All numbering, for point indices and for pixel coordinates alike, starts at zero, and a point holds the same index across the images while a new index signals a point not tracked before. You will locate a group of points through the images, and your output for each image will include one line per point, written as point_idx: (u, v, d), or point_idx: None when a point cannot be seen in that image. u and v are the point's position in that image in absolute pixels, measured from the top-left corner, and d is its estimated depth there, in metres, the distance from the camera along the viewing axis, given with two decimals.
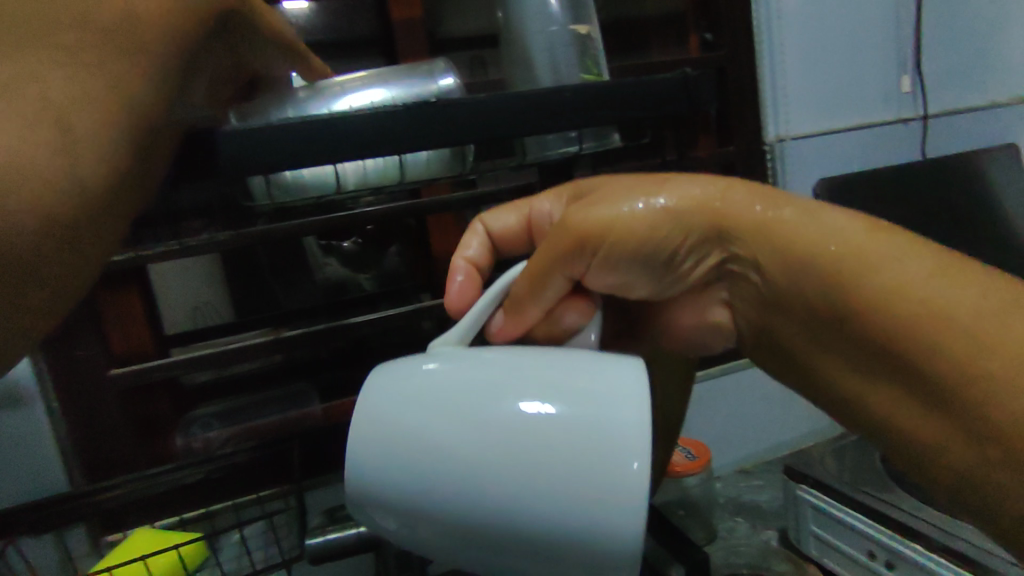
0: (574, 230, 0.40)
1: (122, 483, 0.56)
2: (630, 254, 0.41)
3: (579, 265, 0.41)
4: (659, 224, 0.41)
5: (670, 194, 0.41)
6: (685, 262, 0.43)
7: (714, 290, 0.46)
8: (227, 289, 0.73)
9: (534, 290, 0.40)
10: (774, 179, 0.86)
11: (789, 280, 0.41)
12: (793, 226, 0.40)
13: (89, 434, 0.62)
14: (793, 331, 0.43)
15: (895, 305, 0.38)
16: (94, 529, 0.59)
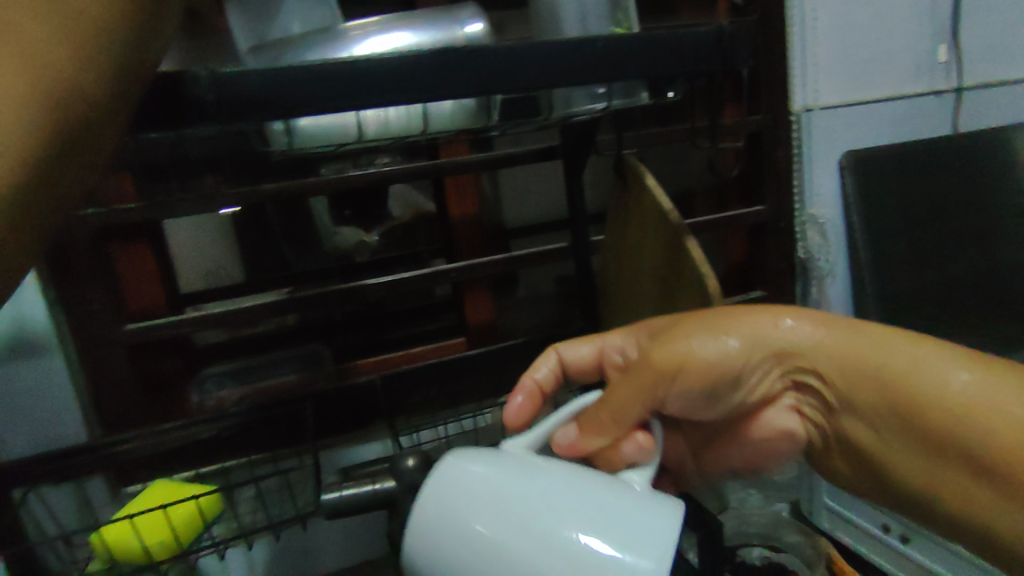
0: (654, 365, 0.38)
1: (135, 437, 0.57)
2: (702, 382, 0.40)
3: (659, 397, 0.38)
4: (732, 355, 0.40)
5: (739, 322, 0.40)
6: (755, 382, 0.43)
7: (780, 402, 0.45)
8: (238, 253, 0.71)
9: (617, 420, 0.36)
10: (800, 150, 0.84)
11: (845, 387, 0.40)
12: (842, 340, 0.40)
13: (103, 388, 0.61)
14: (862, 438, 0.41)
15: (936, 410, 0.36)
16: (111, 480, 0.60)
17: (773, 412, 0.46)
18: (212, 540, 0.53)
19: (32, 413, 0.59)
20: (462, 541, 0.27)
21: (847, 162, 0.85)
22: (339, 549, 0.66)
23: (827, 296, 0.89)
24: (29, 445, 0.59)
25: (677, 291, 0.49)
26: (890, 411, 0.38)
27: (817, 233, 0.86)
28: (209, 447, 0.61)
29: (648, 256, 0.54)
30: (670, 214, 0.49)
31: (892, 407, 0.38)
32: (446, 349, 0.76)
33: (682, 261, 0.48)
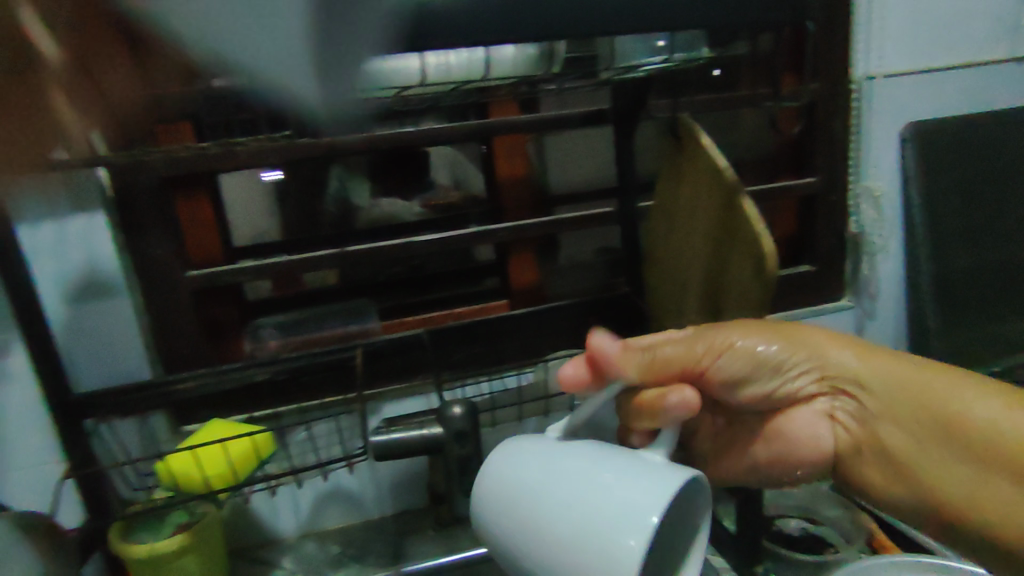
0: (707, 339, 0.41)
1: (196, 376, 0.61)
2: (745, 367, 0.43)
3: (698, 369, 0.41)
4: (777, 352, 0.43)
5: (789, 330, 0.44)
6: (790, 377, 0.44)
7: (813, 405, 0.46)
8: (285, 214, 0.72)
9: (652, 364, 0.39)
10: (858, 121, 0.80)
11: (887, 399, 0.43)
12: (886, 363, 0.44)
13: (165, 331, 0.64)
14: (894, 450, 0.43)
15: (968, 424, 0.40)
16: (172, 418, 0.63)
17: (804, 409, 0.46)
18: (266, 474, 0.56)
19: (100, 350, 0.62)
20: (515, 483, 0.36)
21: (910, 134, 0.81)
22: (381, 497, 0.68)
23: (878, 274, 0.86)
24: (100, 380, 0.63)
25: (729, 253, 0.49)
26: (927, 425, 0.42)
27: (871, 207, 0.83)
28: (262, 388, 0.65)
29: (699, 216, 0.53)
30: (725, 171, 0.48)
31: (930, 420, 0.41)
32: (491, 309, 0.77)
33: (736, 220, 0.48)
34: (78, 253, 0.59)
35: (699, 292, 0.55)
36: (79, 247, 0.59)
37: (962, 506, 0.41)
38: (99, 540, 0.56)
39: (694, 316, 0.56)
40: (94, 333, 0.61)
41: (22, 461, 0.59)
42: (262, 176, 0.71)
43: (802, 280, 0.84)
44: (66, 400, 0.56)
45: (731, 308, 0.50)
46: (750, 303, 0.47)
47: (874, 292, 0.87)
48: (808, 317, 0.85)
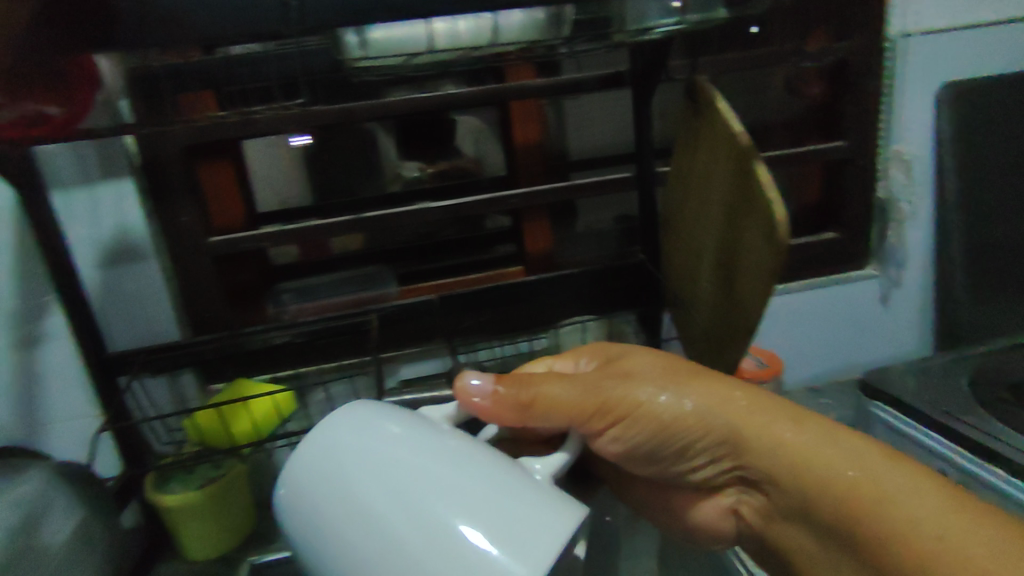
0: (603, 393, 0.39)
1: (216, 338, 0.62)
2: (648, 439, 0.40)
3: (589, 428, 0.39)
4: (682, 417, 0.38)
5: (698, 388, 0.39)
6: (697, 458, 0.40)
7: (722, 497, 0.43)
8: (311, 176, 0.73)
9: (530, 407, 0.37)
10: (892, 80, 0.77)
11: (791, 492, 0.37)
12: (808, 445, 0.36)
13: (192, 292, 0.67)
14: (795, 543, 0.38)
15: (900, 539, 0.32)
16: (200, 376, 0.66)
17: (716, 495, 0.44)
18: (285, 431, 0.59)
19: (131, 312, 0.65)
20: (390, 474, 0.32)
21: (945, 94, 0.77)
22: None
23: (905, 241, 0.83)
24: (130, 339, 0.66)
25: (741, 221, 0.49)
26: (844, 525, 0.34)
27: (902, 171, 0.80)
28: (286, 350, 0.67)
29: (713, 184, 0.53)
30: (740, 137, 0.47)
31: (837, 522, 0.35)
32: (504, 275, 0.78)
33: (750, 186, 0.47)
34: (109, 221, 0.62)
35: (711, 258, 0.55)
36: (109, 215, 0.61)
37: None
38: (135, 489, 0.60)
39: (709, 286, 0.56)
40: (130, 298, 0.65)
41: (62, 415, 0.63)
42: (290, 140, 0.71)
43: (823, 248, 0.83)
44: (102, 357, 0.58)
45: (741, 276, 0.50)
46: (762, 274, 0.46)
47: (901, 261, 0.84)
48: (831, 286, 0.84)
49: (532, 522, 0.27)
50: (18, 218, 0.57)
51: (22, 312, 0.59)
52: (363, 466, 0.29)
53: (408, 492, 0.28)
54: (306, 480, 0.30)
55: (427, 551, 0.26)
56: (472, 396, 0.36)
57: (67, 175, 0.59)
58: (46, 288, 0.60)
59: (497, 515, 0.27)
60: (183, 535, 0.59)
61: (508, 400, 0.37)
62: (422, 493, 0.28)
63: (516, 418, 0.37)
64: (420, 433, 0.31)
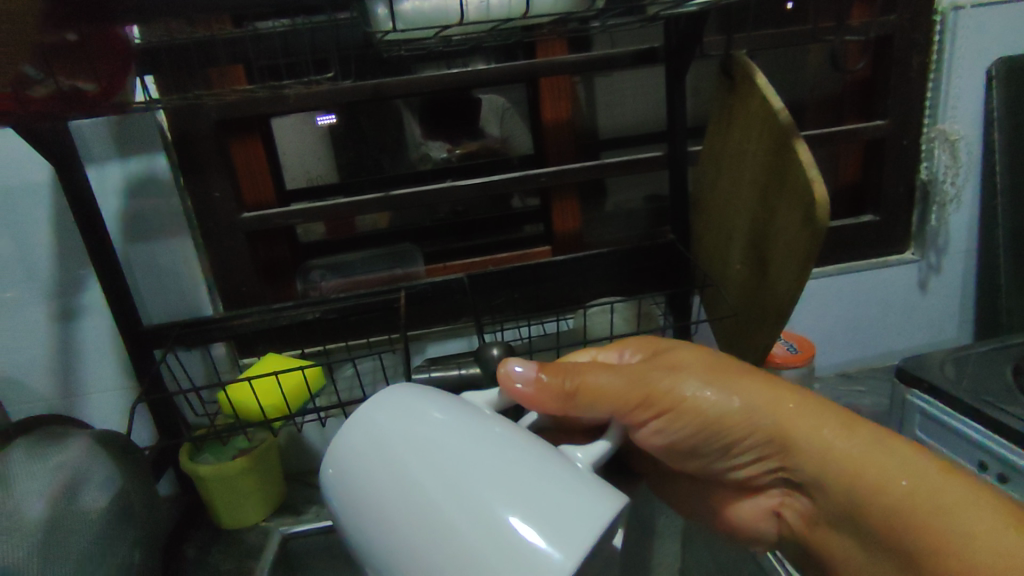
0: (648, 385, 0.38)
1: (254, 313, 0.62)
2: (692, 435, 0.39)
3: (633, 419, 0.37)
4: (732, 416, 0.38)
5: (750, 386, 0.39)
6: (739, 457, 0.40)
7: (765, 500, 0.43)
8: (336, 157, 0.74)
9: (574, 395, 0.37)
10: (938, 56, 0.73)
11: (837, 498, 0.36)
12: (855, 451, 0.36)
13: (224, 268, 0.68)
14: (838, 548, 0.38)
15: (954, 551, 0.31)
16: (233, 351, 0.67)
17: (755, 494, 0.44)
18: (315, 406, 0.60)
19: (166, 286, 0.66)
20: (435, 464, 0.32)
21: (997, 71, 0.74)
22: None
23: (948, 226, 0.80)
24: (166, 314, 0.67)
25: (777, 202, 0.47)
26: (894, 534, 0.34)
27: (947, 152, 0.76)
28: (315, 326, 0.68)
29: (748, 163, 0.51)
30: (781, 114, 0.46)
31: (887, 529, 0.34)
32: (531, 255, 0.77)
33: (788, 165, 0.45)
34: (144, 197, 0.63)
35: (744, 240, 0.53)
36: (142, 190, 0.62)
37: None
38: (171, 459, 0.62)
39: (740, 267, 0.55)
40: (164, 273, 0.66)
41: (101, 386, 0.65)
42: (316, 120, 0.72)
43: (862, 231, 0.80)
44: (137, 329, 0.60)
45: (775, 258, 0.48)
46: (797, 254, 0.45)
47: (942, 245, 0.81)
48: (869, 270, 0.82)
49: (572, 507, 0.27)
50: (54, 193, 0.58)
51: (61, 286, 0.61)
52: (409, 449, 0.29)
53: (451, 474, 0.28)
54: (352, 459, 0.30)
55: (465, 531, 0.26)
56: (516, 381, 0.36)
57: (100, 150, 0.60)
58: (83, 262, 0.61)
59: (537, 500, 0.27)
60: (217, 505, 0.61)
61: (552, 388, 0.37)
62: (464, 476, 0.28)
63: (558, 406, 0.37)
64: (467, 420, 0.31)
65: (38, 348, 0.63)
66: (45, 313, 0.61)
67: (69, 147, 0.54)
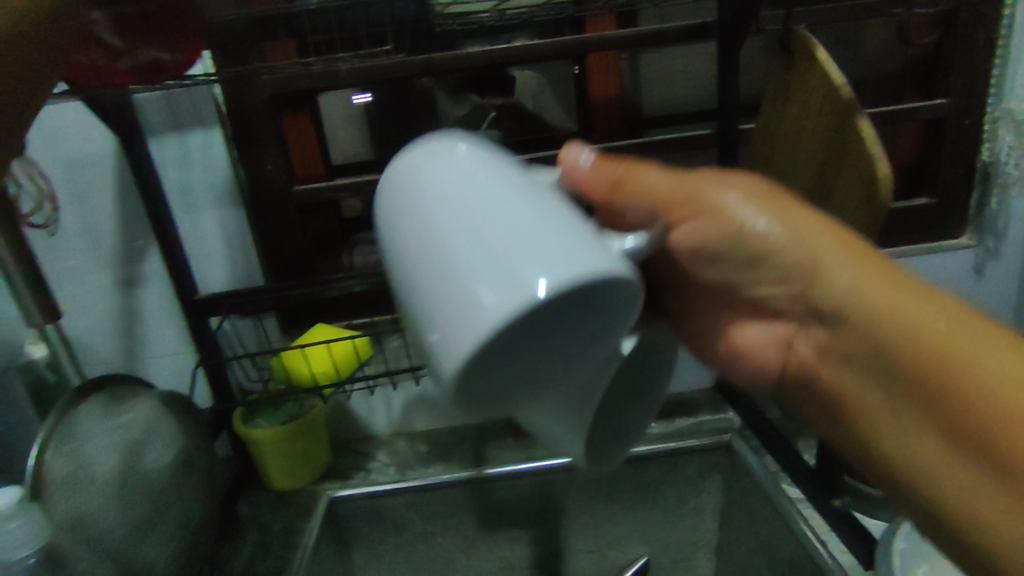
0: (695, 185, 0.29)
1: (306, 284, 0.64)
2: (715, 245, 0.30)
3: (670, 220, 0.30)
4: (764, 240, 0.29)
5: (799, 213, 0.29)
6: (764, 276, 0.31)
7: (768, 330, 0.33)
8: (375, 132, 0.74)
9: (618, 189, 0.30)
10: (1009, 30, 0.70)
11: (843, 334, 0.29)
12: (880, 295, 0.28)
13: (277, 241, 0.69)
14: (825, 394, 0.32)
15: (967, 392, 0.26)
16: (283, 320, 0.69)
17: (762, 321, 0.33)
18: (364, 374, 0.61)
19: (221, 256, 0.68)
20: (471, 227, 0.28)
21: None
22: None
23: (1010, 209, 0.77)
24: (220, 283, 0.70)
25: (837, 180, 0.46)
26: (895, 377, 0.28)
27: (1012, 132, 0.73)
28: (363, 298, 0.70)
29: (806, 138, 0.50)
30: (843, 88, 0.44)
31: (917, 385, 0.28)
32: None
33: (849, 141, 0.44)
34: (198, 169, 0.65)
35: None
36: (198, 161, 0.64)
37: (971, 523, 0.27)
38: (226, 422, 0.64)
39: None
40: (219, 242, 0.68)
41: (160, 350, 0.68)
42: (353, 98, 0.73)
43: (918, 213, 0.78)
44: (194, 297, 0.62)
45: None
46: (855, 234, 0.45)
47: (1003, 230, 0.78)
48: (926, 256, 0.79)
49: (549, 259, 0.21)
50: (117, 163, 0.61)
51: (123, 253, 0.64)
52: (410, 183, 0.26)
53: (437, 221, 0.23)
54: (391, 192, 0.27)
55: (431, 270, 0.22)
56: (572, 164, 0.31)
57: (160, 122, 0.62)
58: (144, 231, 0.63)
59: (506, 251, 0.21)
60: (268, 466, 0.64)
61: (611, 181, 0.30)
62: (447, 210, 0.23)
63: (607, 202, 0.30)
64: (486, 160, 0.25)
65: (102, 312, 0.66)
66: (107, 281, 0.64)
67: (131, 120, 0.56)
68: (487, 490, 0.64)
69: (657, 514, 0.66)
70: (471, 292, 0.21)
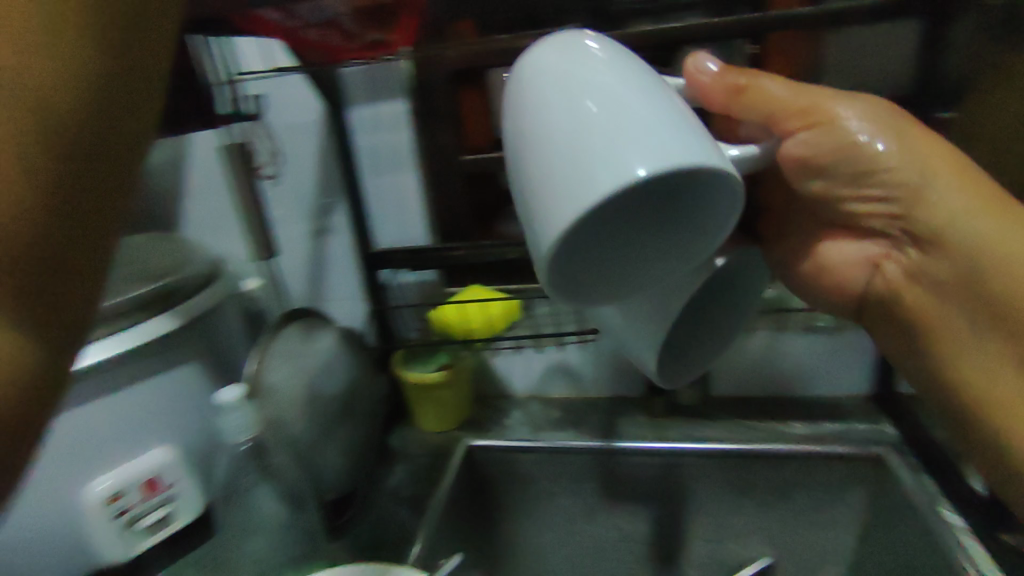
0: (819, 99, 0.36)
1: (465, 246, 0.69)
2: (829, 157, 0.37)
3: (783, 126, 0.36)
4: (881, 156, 0.36)
5: (920, 136, 0.36)
6: (870, 190, 0.38)
7: (869, 246, 0.43)
8: None
9: (745, 94, 0.35)
10: None
11: (942, 261, 0.38)
12: (993, 232, 0.36)
13: (444, 205, 0.75)
14: (915, 307, 0.41)
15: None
16: (442, 278, 0.76)
17: (861, 240, 0.43)
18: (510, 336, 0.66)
19: (394, 214, 0.77)
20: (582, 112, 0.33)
21: None
22: (601, 368, 0.75)
23: None
24: (392, 240, 0.79)
25: None
26: (975, 298, 0.37)
27: None
28: (516, 265, 0.74)
29: None
30: None
31: (995, 306, 0.37)
32: None
33: None
34: (385, 134, 0.73)
35: None
36: (382, 128, 0.73)
37: (1000, 416, 0.38)
38: (387, 363, 0.72)
39: None
40: (394, 202, 0.77)
41: (340, 295, 0.78)
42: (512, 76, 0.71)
43: None
44: (369, 252, 0.70)
45: None
46: None
47: None
48: None
49: (656, 143, 0.26)
50: (319, 130, 0.70)
51: (318, 208, 0.74)
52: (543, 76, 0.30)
53: (571, 110, 0.28)
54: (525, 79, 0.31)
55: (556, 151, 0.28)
56: (700, 73, 0.35)
57: (360, 93, 0.71)
58: (334, 191, 0.73)
59: (624, 142, 0.27)
60: (419, 407, 0.71)
61: (733, 85, 0.35)
62: (570, 100, 0.29)
63: (723, 106, 0.36)
64: (615, 63, 0.30)
65: (299, 257, 0.77)
66: (303, 231, 0.75)
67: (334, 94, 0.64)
68: (614, 461, 0.67)
69: (787, 521, 0.64)
70: (591, 172, 0.27)
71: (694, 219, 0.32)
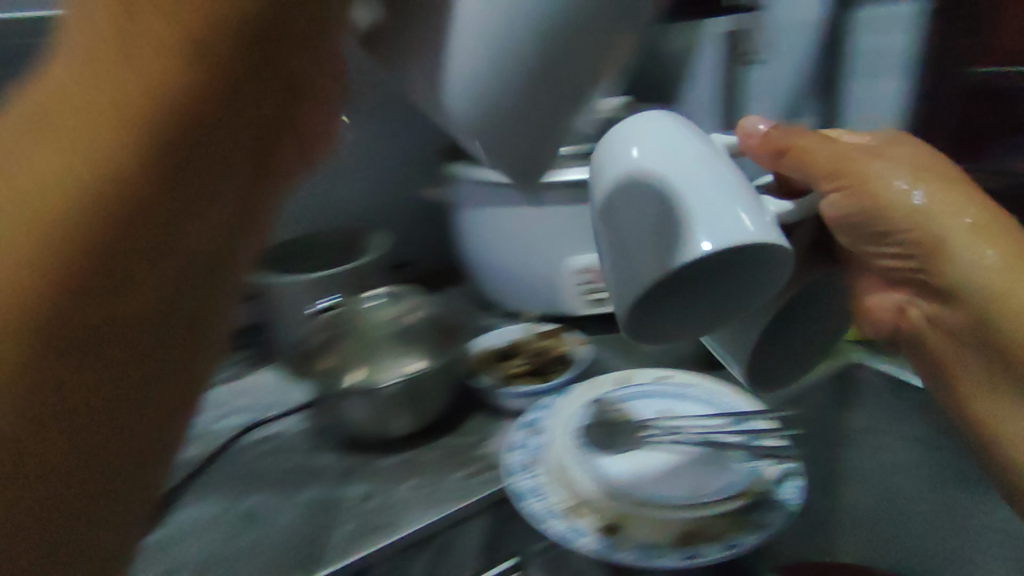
0: (851, 161, 0.39)
1: None
2: (862, 215, 0.40)
3: (817, 184, 0.39)
4: (909, 208, 0.40)
5: (942, 188, 0.40)
6: (892, 246, 0.42)
7: (893, 295, 0.45)
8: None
9: (786, 153, 0.40)
10: None
11: (960, 310, 0.41)
12: (1010, 280, 0.39)
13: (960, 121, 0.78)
14: (942, 351, 0.45)
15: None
16: None
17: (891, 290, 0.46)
18: None
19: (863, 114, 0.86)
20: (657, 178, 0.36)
21: None
22: None
23: None
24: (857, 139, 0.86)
25: None
26: (984, 344, 0.41)
27: None
28: None
29: None
30: None
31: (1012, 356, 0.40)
32: None
33: None
34: (884, 34, 0.82)
35: None
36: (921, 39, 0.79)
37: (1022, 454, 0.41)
38: None
39: None
40: None
41: None
42: None
43: None
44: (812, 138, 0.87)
45: None
46: None
47: None
48: None
49: (726, 215, 0.31)
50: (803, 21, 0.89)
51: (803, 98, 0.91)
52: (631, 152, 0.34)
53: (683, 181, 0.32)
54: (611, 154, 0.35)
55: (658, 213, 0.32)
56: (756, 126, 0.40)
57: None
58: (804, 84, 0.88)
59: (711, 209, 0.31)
60: None
61: (772, 136, 0.40)
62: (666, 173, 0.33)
63: (766, 159, 0.41)
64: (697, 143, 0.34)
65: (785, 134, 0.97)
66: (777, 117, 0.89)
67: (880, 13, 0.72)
68: None
69: None
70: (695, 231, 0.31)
71: (751, 268, 0.36)
